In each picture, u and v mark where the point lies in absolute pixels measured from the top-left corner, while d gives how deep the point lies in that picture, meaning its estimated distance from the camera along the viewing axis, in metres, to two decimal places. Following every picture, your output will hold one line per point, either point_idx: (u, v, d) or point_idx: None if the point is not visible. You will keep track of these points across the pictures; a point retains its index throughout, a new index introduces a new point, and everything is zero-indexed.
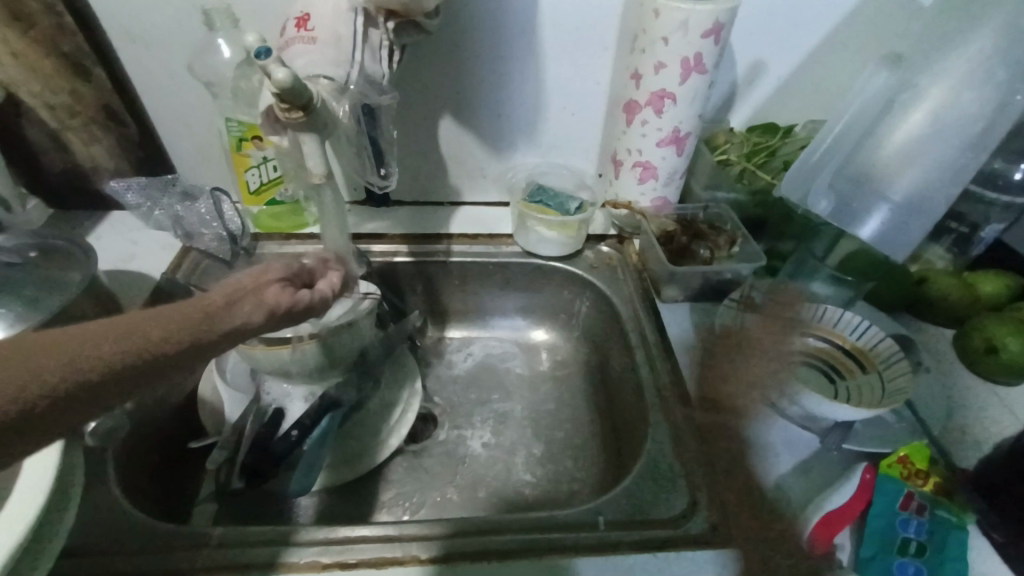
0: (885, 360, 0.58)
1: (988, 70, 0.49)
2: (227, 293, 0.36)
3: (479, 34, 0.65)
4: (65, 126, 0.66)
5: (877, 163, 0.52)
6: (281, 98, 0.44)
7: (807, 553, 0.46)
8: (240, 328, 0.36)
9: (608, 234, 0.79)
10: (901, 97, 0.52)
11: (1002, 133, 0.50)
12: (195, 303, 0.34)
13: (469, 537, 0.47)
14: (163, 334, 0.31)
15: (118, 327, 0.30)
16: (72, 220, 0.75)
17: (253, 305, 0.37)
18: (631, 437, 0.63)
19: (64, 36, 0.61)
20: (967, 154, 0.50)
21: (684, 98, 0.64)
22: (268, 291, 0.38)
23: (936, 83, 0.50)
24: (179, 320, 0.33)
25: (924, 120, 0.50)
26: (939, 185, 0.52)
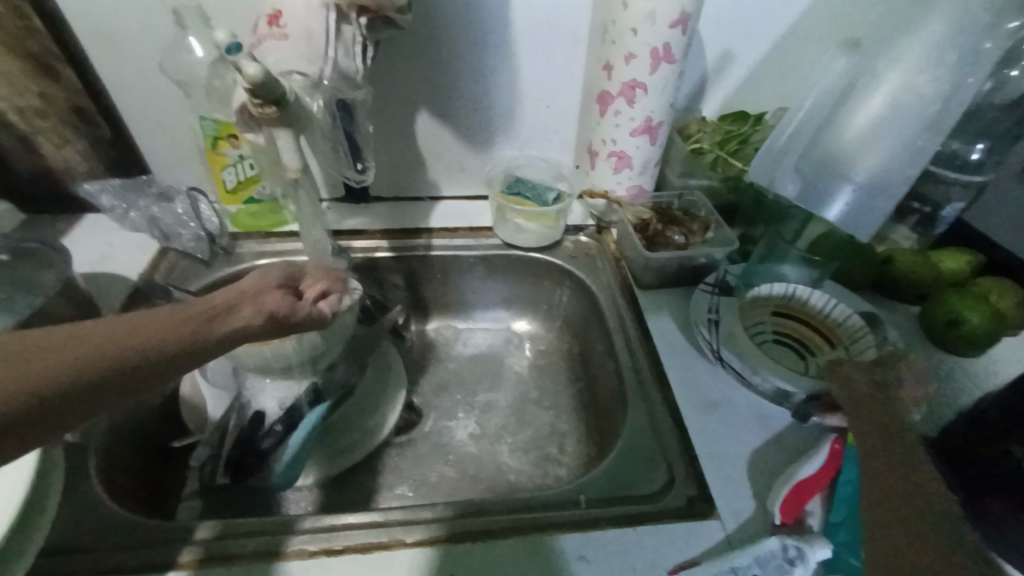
0: (852, 337, 0.62)
1: (941, 54, 0.51)
2: (226, 299, 0.38)
3: (452, 29, 0.66)
4: (36, 128, 0.65)
5: (840, 145, 0.54)
6: (254, 93, 0.44)
7: (780, 523, 0.48)
8: (240, 332, 0.37)
9: (586, 224, 0.80)
10: (861, 82, 0.54)
11: (956, 114, 0.52)
12: (199, 308, 0.35)
13: (454, 520, 0.48)
14: (169, 334, 0.32)
15: (127, 325, 0.31)
16: (46, 223, 0.74)
17: (256, 313, 0.39)
18: (612, 420, 0.65)
19: (31, 37, 0.60)
20: (924, 135, 0.52)
21: (654, 88, 0.66)
22: (270, 301, 0.41)
23: (894, 66, 0.52)
24: (191, 323, 0.34)
25: (884, 103, 0.52)
26: (901, 166, 0.53)
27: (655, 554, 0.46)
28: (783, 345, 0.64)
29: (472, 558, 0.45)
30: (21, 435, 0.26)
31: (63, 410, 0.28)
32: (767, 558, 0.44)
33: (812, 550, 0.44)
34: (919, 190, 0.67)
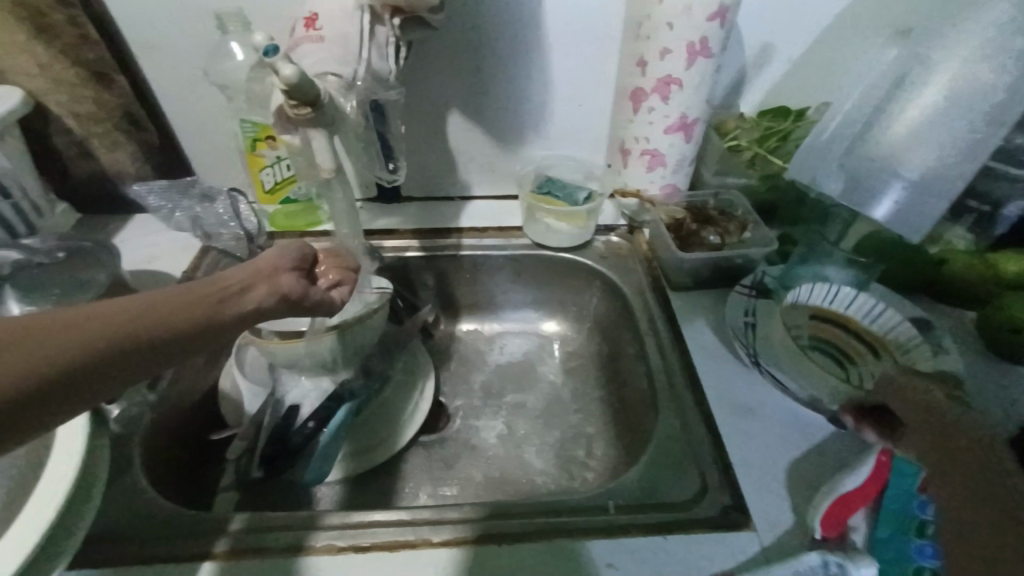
0: (900, 348, 0.59)
1: (1005, 42, 0.48)
2: (247, 277, 0.40)
3: (484, 28, 0.66)
4: (90, 132, 0.70)
5: (890, 140, 0.51)
6: (290, 95, 0.45)
7: (822, 536, 0.45)
8: (258, 310, 0.40)
9: (618, 224, 0.79)
10: (913, 73, 0.51)
11: (1020, 107, 0.49)
12: (222, 285, 0.38)
13: (482, 522, 0.48)
14: (199, 308, 0.35)
15: (160, 299, 0.33)
16: (98, 223, 0.78)
17: (268, 293, 0.41)
18: (642, 425, 0.63)
19: (87, 46, 0.64)
20: (983, 129, 0.49)
21: (690, 84, 0.64)
22: (281, 282, 0.43)
23: (951, 56, 0.49)
24: (210, 301, 0.36)
25: (938, 95, 0.49)
26: (957, 161, 0.50)
27: (686, 564, 0.45)
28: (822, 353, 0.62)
29: (500, 561, 0.45)
30: (55, 406, 0.28)
31: (108, 377, 0.30)
32: (806, 574, 0.42)
33: (857, 565, 0.42)
34: (977, 187, 0.63)
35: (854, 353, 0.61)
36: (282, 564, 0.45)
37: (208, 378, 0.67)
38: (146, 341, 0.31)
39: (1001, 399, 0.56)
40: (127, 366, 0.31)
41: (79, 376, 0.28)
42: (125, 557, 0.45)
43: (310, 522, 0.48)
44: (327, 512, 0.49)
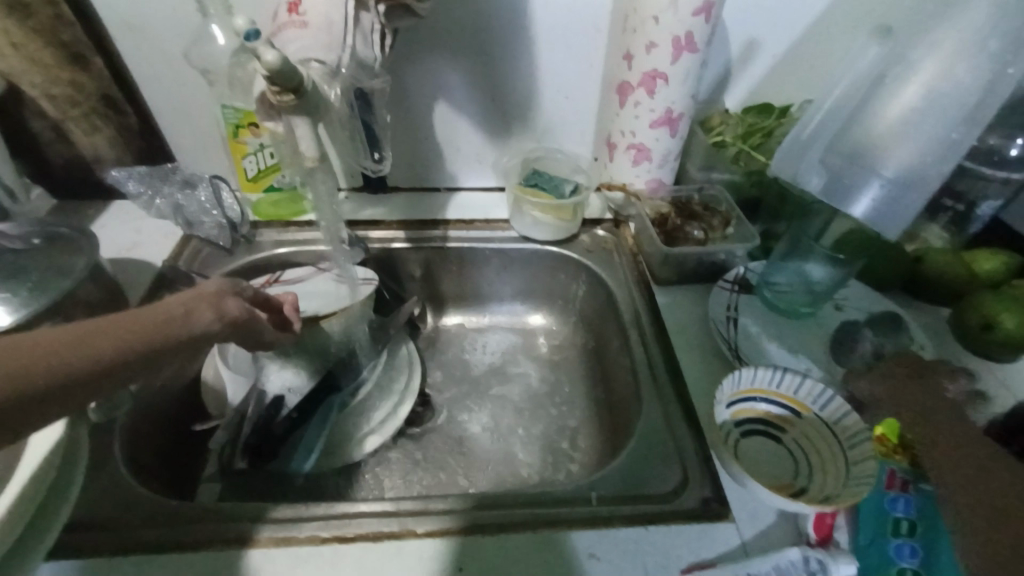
0: (818, 400, 0.54)
1: (981, 42, 0.48)
2: (184, 302, 0.39)
3: (471, 17, 0.65)
4: (66, 115, 0.68)
5: (870, 140, 0.52)
6: (272, 81, 0.44)
7: (817, 541, 0.46)
8: (199, 335, 0.39)
9: (604, 218, 0.79)
10: (891, 73, 0.52)
11: (995, 107, 0.50)
12: (157, 312, 0.37)
13: (466, 512, 0.48)
14: (131, 339, 0.34)
15: (84, 331, 0.32)
16: (75, 210, 0.76)
17: (212, 318, 0.40)
18: (626, 418, 0.64)
19: (63, 26, 0.62)
20: (960, 130, 0.50)
21: (676, 79, 0.64)
22: (225, 306, 0.42)
23: (931, 54, 0.50)
24: (151, 326, 0.35)
25: (917, 96, 0.50)
26: (933, 162, 0.51)
27: (667, 555, 0.45)
28: (754, 435, 0.54)
29: (483, 551, 0.45)
30: None
31: (36, 408, 0.29)
32: (786, 567, 0.43)
33: (836, 563, 0.43)
34: (953, 186, 0.64)
35: (781, 425, 0.55)
36: (231, 556, 0.45)
37: (190, 369, 0.66)
38: (75, 374, 0.31)
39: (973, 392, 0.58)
40: (55, 397, 0.30)
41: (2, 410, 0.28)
42: (105, 549, 0.45)
43: (259, 513, 0.48)
44: (306, 506, 0.49)
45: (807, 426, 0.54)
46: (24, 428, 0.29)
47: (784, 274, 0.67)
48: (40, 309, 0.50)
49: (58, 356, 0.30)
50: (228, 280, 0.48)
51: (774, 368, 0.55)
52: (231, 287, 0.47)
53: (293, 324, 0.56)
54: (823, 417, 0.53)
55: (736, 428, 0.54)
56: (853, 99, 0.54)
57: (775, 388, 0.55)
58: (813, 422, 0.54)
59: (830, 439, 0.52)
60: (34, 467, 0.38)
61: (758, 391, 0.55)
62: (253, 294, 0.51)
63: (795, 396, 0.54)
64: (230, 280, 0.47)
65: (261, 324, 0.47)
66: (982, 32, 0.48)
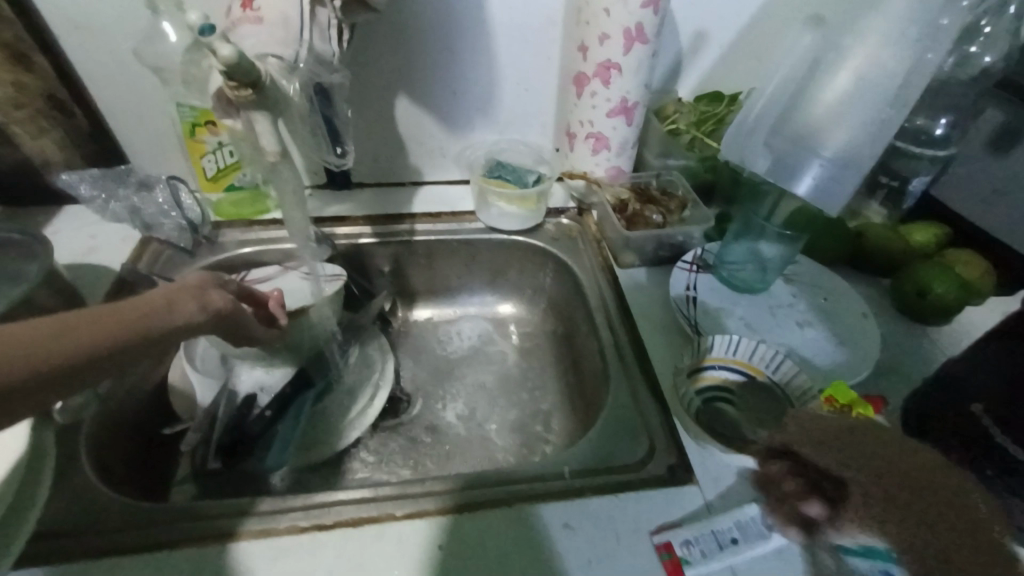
0: (770, 364, 0.58)
1: (904, 30, 0.52)
2: (168, 294, 0.39)
3: (427, 11, 0.65)
4: (10, 118, 0.64)
5: (811, 119, 0.55)
6: (230, 77, 0.44)
7: None
8: (182, 326, 0.39)
9: (568, 207, 0.82)
10: (831, 57, 0.55)
11: (921, 89, 0.53)
12: (141, 304, 0.37)
13: (446, 494, 0.50)
14: (114, 331, 0.34)
15: (69, 321, 0.32)
16: (24, 216, 0.73)
17: (195, 310, 0.40)
18: (595, 397, 0.67)
19: (3, 25, 0.60)
20: (890, 110, 0.53)
21: (628, 68, 0.67)
22: (210, 300, 0.42)
23: (860, 40, 0.54)
24: (135, 318, 0.36)
25: (849, 77, 0.53)
26: (867, 139, 0.54)
27: (636, 519, 0.48)
28: (713, 402, 0.58)
29: (460, 529, 0.47)
30: None
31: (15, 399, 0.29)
32: (746, 524, 0.47)
33: None
34: (889, 165, 0.69)
35: (738, 390, 0.58)
36: (211, 550, 0.45)
37: (157, 373, 0.65)
38: (60, 365, 0.31)
39: (913, 356, 0.62)
40: (32, 389, 0.30)
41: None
42: (77, 555, 0.44)
43: (239, 507, 0.48)
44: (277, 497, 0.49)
45: (760, 390, 0.58)
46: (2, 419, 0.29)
47: (735, 253, 0.71)
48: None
49: (38, 346, 0.30)
50: (212, 275, 0.48)
51: (731, 339, 0.59)
52: (215, 280, 0.47)
53: (279, 321, 0.58)
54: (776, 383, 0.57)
55: (696, 396, 0.58)
56: (796, 83, 0.58)
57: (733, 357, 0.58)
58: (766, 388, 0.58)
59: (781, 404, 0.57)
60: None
61: (717, 360, 0.59)
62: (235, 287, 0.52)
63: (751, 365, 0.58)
64: (214, 274, 0.48)
65: (245, 317, 0.48)
66: (902, 17, 0.52)
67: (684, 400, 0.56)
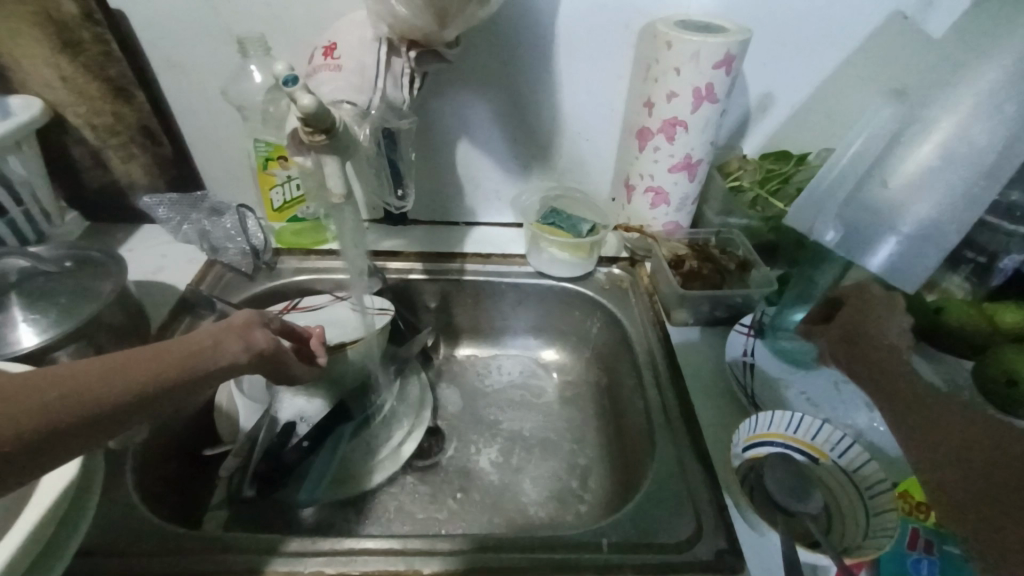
0: (835, 446, 0.52)
1: (997, 104, 0.49)
2: (214, 333, 0.41)
3: (496, 62, 0.67)
4: (106, 144, 0.71)
5: (885, 194, 0.52)
6: (306, 122, 0.46)
7: None
8: (226, 366, 0.40)
9: (620, 257, 0.80)
10: (909, 128, 0.52)
11: (1016, 163, 0.50)
12: (188, 343, 0.38)
13: (473, 553, 0.47)
14: (159, 370, 0.35)
15: (114, 362, 0.33)
16: (106, 232, 0.79)
17: (240, 350, 0.41)
18: (637, 461, 0.63)
19: (110, 62, 0.65)
20: (980, 183, 0.50)
21: (695, 126, 0.65)
22: (253, 338, 0.43)
23: (954, 117, 0.50)
24: (179, 356, 0.37)
25: (934, 151, 0.50)
26: (953, 214, 0.51)
27: None
28: None
29: None
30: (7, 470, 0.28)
31: (61, 443, 0.30)
32: None
33: None
34: (973, 238, 0.63)
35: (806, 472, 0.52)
36: None
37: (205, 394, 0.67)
38: (103, 406, 0.32)
39: None
40: (76, 430, 0.31)
41: (26, 446, 0.28)
42: None
43: (270, 544, 0.48)
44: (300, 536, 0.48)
45: (826, 474, 0.52)
46: (48, 465, 0.30)
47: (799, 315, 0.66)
48: (68, 331, 0.52)
49: (85, 386, 0.31)
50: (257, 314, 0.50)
51: (792, 414, 0.54)
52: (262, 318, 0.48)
53: (319, 359, 0.58)
54: (843, 468, 0.51)
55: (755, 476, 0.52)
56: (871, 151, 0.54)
57: (797, 436, 0.53)
58: (836, 472, 0.52)
59: (849, 489, 0.50)
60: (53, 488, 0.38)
61: (775, 436, 0.54)
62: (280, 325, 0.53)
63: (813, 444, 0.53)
64: (260, 312, 0.49)
65: (288, 356, 0.48)
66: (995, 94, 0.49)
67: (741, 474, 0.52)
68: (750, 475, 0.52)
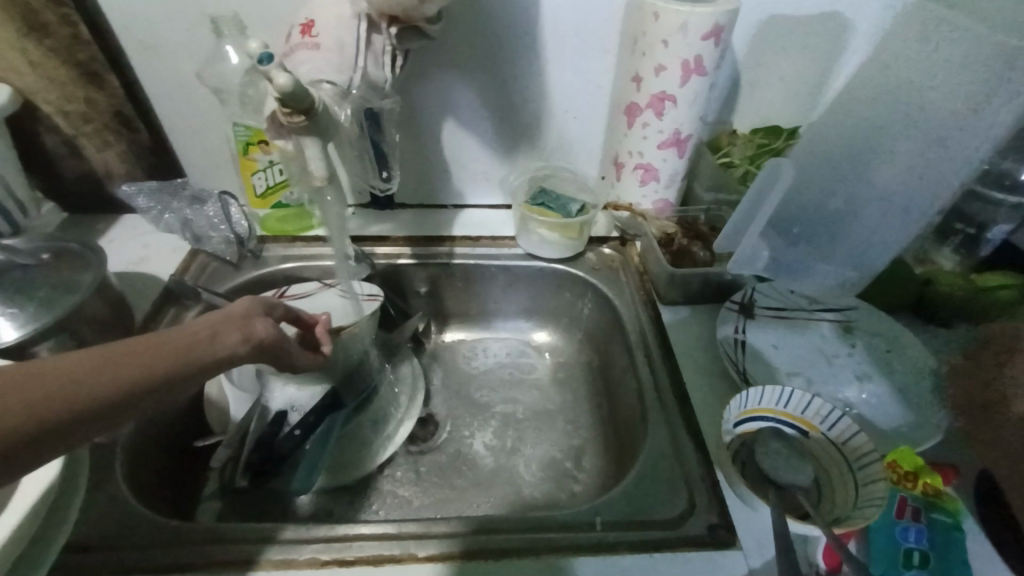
0: (825, 420, 0.52)
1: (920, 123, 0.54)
2: (212, 324, 0.40)
3: (481, 37, 0.66)
4: (80, 132, 0.69)
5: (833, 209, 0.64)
6: (283, 103, 0.45)
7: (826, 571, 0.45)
8: (225, 358, 0.39)
9: (610, 236, 0.79)
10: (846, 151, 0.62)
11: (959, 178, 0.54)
12: (185, 335, 0.37)
13: (468, 536, 0.47)
14: (156, 363, 0.34)
15: (111, 353, 0.32)
16: (85, 223, 0.77)
17: (239, 341, 0.40)
18: (630, 439, 0.63)
19: (79, 45, 0.63)
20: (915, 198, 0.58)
21: (684, 101, 0.65)
22: (253, 330, 0.42)
23: (878, 141, 0.58)
24: (177, 349, 0.35)
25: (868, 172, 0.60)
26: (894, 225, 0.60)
27: None
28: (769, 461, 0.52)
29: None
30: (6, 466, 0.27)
31: (55, 439, 0.29)
32: None
33: None
34: (962, 209, 0.63)
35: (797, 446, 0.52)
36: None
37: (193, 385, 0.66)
38: (100, 402, 0.30)
39: None
40: (71, 427, 0.29)
41: (19, 444, 0.27)
42: (105, 569, 0.45)
43: (265, 533, 0.47)
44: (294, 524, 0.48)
45: (816, 447, 0.52)
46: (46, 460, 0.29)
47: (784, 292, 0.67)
48: (49, 324, 0.51)
49: (79, 382, 0.30)
50: (258, 301, 0.48)
51: (781, 388, 0.54)
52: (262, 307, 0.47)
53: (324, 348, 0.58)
54: (834, 441, 0.52)
55: (746, 451, 0.53)
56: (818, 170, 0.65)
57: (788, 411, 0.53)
58: (826, 446, 0.52)
59: (838, 460, 0.51)
60: (39, 482, 0.37)
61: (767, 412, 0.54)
62: (285, 312, 0.52)
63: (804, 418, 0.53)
64: (261, 299, 0.48)
65: (290, 346, 0.48)
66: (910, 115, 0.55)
67: (731, 450, 0.52)
68: (742, 450, 0.53)
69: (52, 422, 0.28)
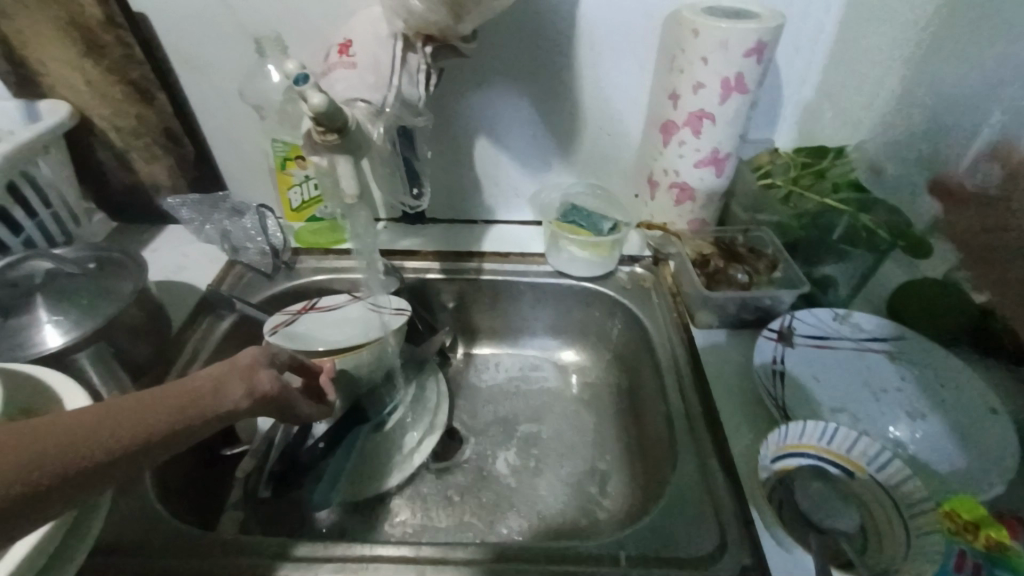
0: (873, 462, 0.49)
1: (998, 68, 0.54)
2: (216, 376, 0.38)
3: (519, 53, 0.66)
4: (130, 146, 0.72)
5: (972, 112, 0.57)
6: (318, 121, 0.45)
7: None
8: (226, 413, 0.37)
9: (643, 255, 0.77)
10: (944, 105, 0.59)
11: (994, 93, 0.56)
12: (187, 388, 0.36)
13: (491, 563, 0.46)
14: (156, 420, 0.33)
15: (112, 410, 0.31)
16: (132, 232, 0.80)
17: (241, 396, 0.39)
18: (658, 466, 0.61)
19: (132, 65, 0.66)
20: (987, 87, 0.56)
21: (723, 118, 0.63)
22: (256, 384, 0.41)
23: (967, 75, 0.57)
24: (176, 405, 0.34)
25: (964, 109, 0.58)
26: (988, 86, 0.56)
27: None
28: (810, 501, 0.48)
29: None
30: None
31: (53, 499, 0.27)
32: None
33: None
34: None
35: (843, 485, 0.49)
36: None
37: None
38: (92, 459, 0.29)
39: None
40: (66, 489, 0.28)
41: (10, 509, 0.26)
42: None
43: (282, 547, 0.47)
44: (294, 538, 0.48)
45: (859, 489, 0.49)
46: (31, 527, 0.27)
47: (820, 317, 0.64)
48: (90, 332, 0.52)
49: (76, 441, 0.29)
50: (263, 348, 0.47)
51: (824, 423, 0.51)
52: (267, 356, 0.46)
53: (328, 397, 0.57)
54: (878, 482, 0.48)
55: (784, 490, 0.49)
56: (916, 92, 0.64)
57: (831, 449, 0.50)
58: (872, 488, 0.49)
59: (885, 505, 0.47)
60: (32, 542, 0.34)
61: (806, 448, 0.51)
62: (289, 358, 0.51)
63: (843, 455, 0.50)
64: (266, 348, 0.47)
65: (294, 399, 0.46)
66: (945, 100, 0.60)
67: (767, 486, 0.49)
68: (779, 488, 0.49)
69: (53, 481, 0.27)
